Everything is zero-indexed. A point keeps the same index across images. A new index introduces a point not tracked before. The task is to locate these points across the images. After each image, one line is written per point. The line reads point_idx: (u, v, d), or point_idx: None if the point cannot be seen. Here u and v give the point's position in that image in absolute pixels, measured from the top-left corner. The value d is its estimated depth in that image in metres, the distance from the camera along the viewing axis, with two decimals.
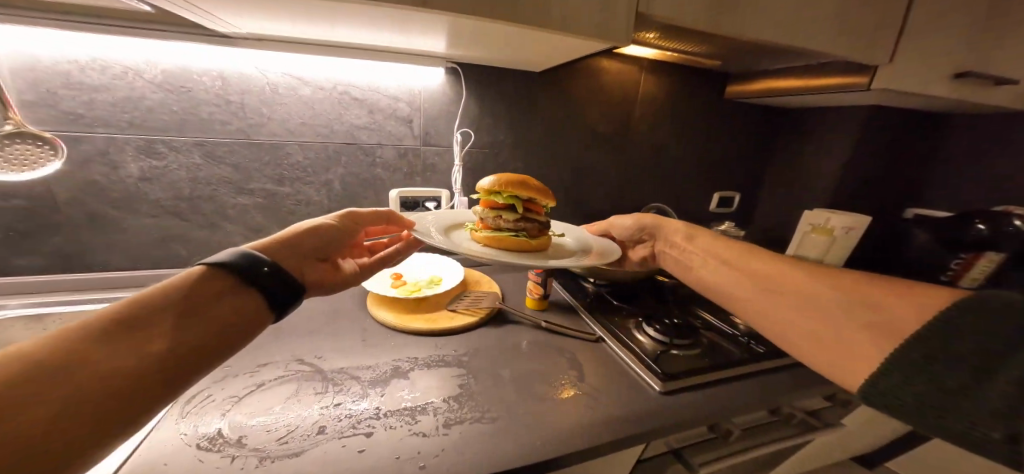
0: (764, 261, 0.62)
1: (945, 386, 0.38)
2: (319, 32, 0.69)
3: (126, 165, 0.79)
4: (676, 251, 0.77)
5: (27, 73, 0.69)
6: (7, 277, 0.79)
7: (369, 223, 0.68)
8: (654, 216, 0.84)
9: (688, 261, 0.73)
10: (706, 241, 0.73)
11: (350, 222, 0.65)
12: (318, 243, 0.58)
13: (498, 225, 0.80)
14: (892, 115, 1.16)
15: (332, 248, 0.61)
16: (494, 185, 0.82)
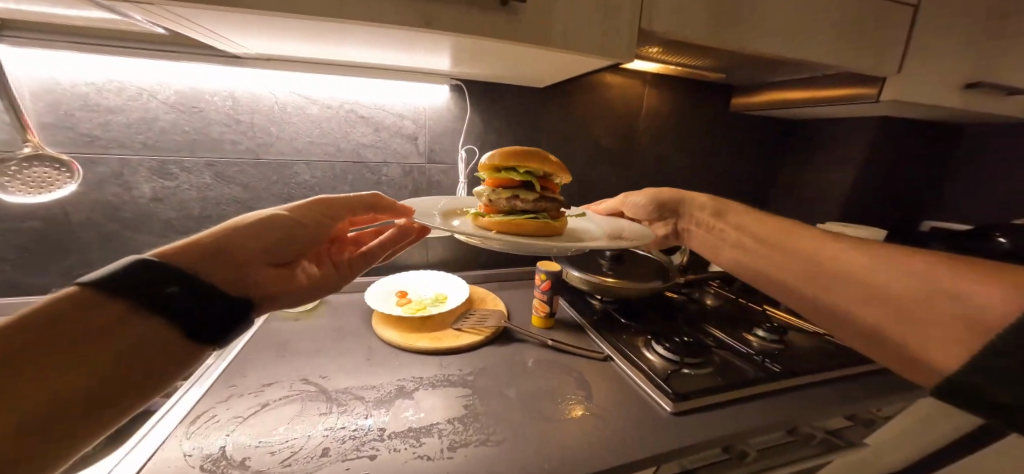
0: (802, 238, 0.60)
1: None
2: (326, 52, 0.70)
3: (139, 186, 0.81)
4: (704, 230, 0.76)
5: (46, 95, 0.71)
6: (20, 297, 0.80)
7: (348, 212, 0.59)
8: (670, 190, 0.80)
9: (721, 242, 0.73)
10: (739, 218, 0.71)
11: (323, 213, 0.56)
12: (274, 243, 0.50)
13: (514, 207, 0.77)
14: (903, 124, 1.14)
15: (295, 245, 0.53)
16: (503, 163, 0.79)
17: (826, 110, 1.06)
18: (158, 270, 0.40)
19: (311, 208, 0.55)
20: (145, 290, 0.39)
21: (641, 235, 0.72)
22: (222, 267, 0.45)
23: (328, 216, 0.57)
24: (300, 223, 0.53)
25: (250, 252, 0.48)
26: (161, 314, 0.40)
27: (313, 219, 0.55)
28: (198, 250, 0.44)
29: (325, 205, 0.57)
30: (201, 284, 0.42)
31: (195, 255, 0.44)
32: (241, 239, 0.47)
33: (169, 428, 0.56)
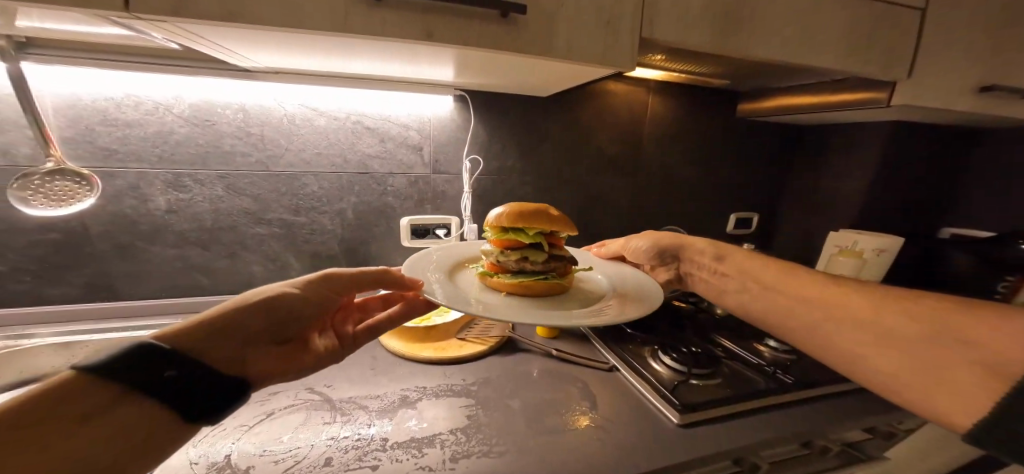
0: (808, 287, 0.59)
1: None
2: (333, 65, 0.72)
3: (154, 198, 0.83)
4: (704, 273, 0.76)
5: (69, 111, 0.75)
6: (39, 307, 0.82)
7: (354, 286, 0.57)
8: (671, 235, 0.81)
9: (722, 285, 0.72)
10: (738, 260, 0.71)
11: (328, 287, 0.55)
12: (273, 325, 0.50)
13: (523, 266, 0.77)
14: (916, 130, 1.12)
15: (294, 326, 0.52)
16: (507, 223, 0.81)
17: (836, 115, 1.05)
18: (154, 351, 0.39)
19: (315, 282, 0.55)
20: (141, 369, 0.38)
21: (649, 291, 0.71)
22: (216, 349, 0.45)
23: (331, 290, 0.56)
24: (302, 300, 0.52)
25: (246, 336, 0.47)
26: (154, 393, 0.39)
27: (316, 296, 0.54)
28: (194, 332, 0.44)
29: (330, 278, 0.56)
30: (198, 366, 0.41)
31: (192, 335, 0.44)
32: (239, 320, 0.47)
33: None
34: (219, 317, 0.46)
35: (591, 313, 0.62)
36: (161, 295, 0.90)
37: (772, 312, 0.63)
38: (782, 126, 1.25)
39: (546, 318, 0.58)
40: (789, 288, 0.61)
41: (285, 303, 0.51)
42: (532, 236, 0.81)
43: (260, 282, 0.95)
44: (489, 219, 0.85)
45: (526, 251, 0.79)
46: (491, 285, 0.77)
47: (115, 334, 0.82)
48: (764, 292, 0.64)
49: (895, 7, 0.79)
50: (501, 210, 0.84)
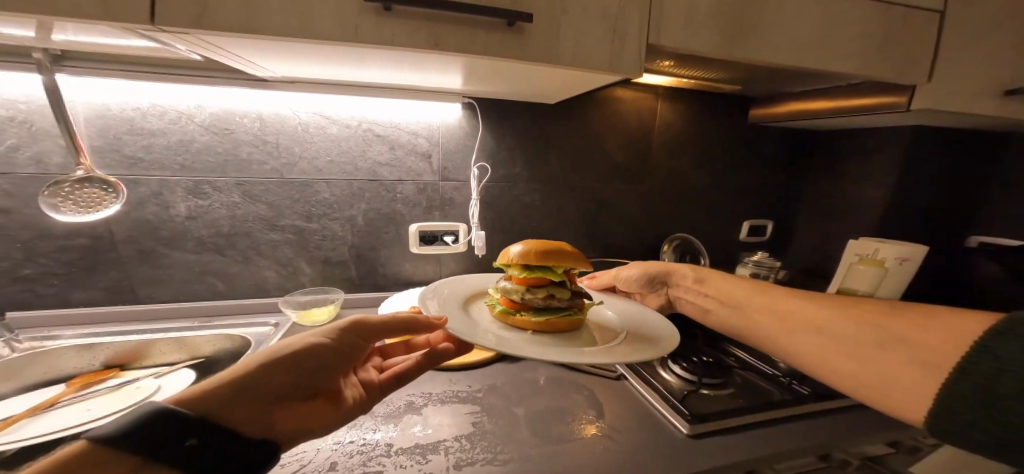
0: (795, 305, 0.63)
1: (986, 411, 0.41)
2: (344, 73, 0.74)
3: (176, 205, 0.86)
4: (691, 296, 0.79)
5: (99, 121, 0.79)
6: (66, 309, 0.86)
7: (377, 334, 0.57)
8: (659, 262, 0.85)
9: (706, 306, 0.75)
10: (719, 282, 0.74)
11: (349, 335, 0.56)
12: (295, 379, 0.51)
13: (549, 304, 0.76)
14: (939, 136, 1.09)
15: (318, 379, 0.53)
16: (527, 259, 0.79)
17: (853, 120, 1.02)
18: (173, 416, 0.42)
19: (336, 332, 0.55)
20: (158, 438, 0.40)
21: (664, 329, 0.71)
22: (230, 407, 0.46)
23: (350, 340, 0.56)
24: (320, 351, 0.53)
25: (268, 392, 0.49)
26: (171, 463, 0.40)
27: (337, 346, 0.55)
28: (214, 389, 0.46)
29: (348, 329, 0.56)
30: (217, 425, 0.44)
31: (218, 394, 0.46)
32: (262, 376, 0.49)
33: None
34: (242, 375, 0.48)
35: (602, 350, 0.63)
36: (178, 299, 0.92)
37: (777, 344, 0.63)
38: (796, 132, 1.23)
39: (561, 354, 0.59)
40: (785, 319, 0.62)
41: (304, 355, 0.52)
42: (556, 272, 0.80)
43: (273, 287, 0.97)
44: (508, 255, 0.83)
45: (552, 288, 0.78)
46: (514, 323, 0.75)
47: (135, 337, 0.84)
48: (763, 321, 0.65)
49: (912, 8, 0.77)
50: (523, 246, 0.82)
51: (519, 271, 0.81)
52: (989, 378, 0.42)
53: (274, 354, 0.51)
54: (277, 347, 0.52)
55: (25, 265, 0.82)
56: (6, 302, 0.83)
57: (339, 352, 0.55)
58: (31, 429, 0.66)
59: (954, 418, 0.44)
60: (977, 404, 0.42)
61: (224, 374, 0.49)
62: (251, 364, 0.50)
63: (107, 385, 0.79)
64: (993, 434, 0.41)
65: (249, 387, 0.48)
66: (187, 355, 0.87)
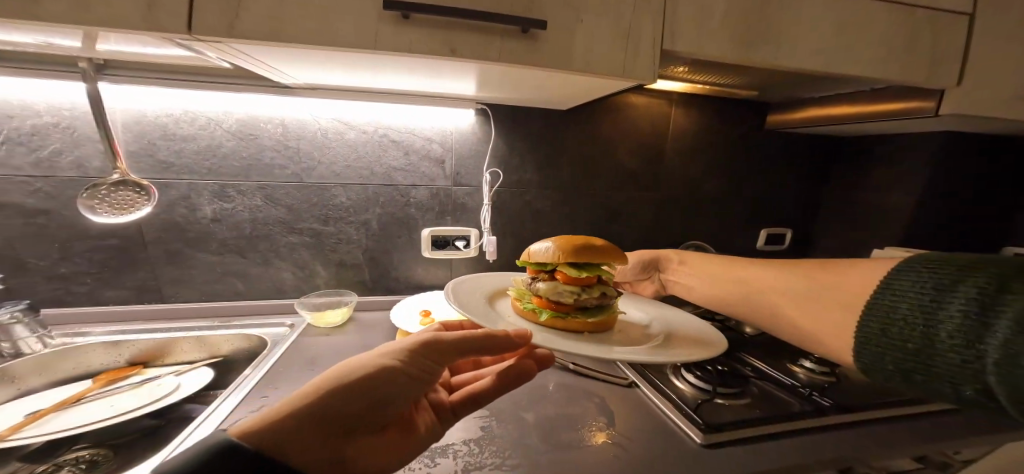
0: (762, 272, 0.70)
1: (906, 347, 0.45)
2: (362, 79, 0.77)
3: (203, 207, 0.90)
4: (678, 275, 0.86)
5: (135, 128, 0.83)
6: (98, 307, 0.90)
7: (449, 353, 0.51)
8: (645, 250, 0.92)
9: (691, 282, 0.82)
10: (698, 261, 0.83)
11: (424, 356, 0.50)
12: (365, 406, 0.45)
13: (601, 304, 0.77)
14: (969, 142, 1.05)
15: (392, 404, 0.46)
16: (573, 258, 0.77)
17: (876, 126, 1.00)
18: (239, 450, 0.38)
19: (409, 352, 0.49)
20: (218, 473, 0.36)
21: (704, 333, 0.73)
22: (302, 445, 0.40)
23: (427, 363, 0.50)
24: (394, 378, 0.47)
25: (338, 420, 0.43)
26: None
27: (413, 371, 0.48)
28: (284, 421, 0.41)
29: (424, 349, 0.50)
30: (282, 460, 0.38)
31: (286, 421, 0.41)
32: (331, 402, 0.43)
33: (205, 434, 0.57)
34: (311, 400, 0.43)
35: (628, 350, 0.63)
36: (200, 299, 0.95)
37: (754, 311, 0.69)
38: (817, 139, 1.20)
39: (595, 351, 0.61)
40: (751, 285, 0.70)
41: (378, 382, 0.46)
42: (599, 269, 0.80)
43: (290, 288, 0.99)
44: (548, 252, 0.79)
45: (600, 287, 0.78)
46: (573, 326, 0.74)
47: (159, 335, 0.87)
48: (735, 292, 0.73)
49: (938, 11, 0.75)
50: (567, 243, 0.79)
51: (561, 270, 0.78)
52: (885, 311, 0.47)
53: (345, 376, 0.45)
54: (346, 367, 0.47)
55: (62, 263, 0.86)
56: (42, 299, 0.87)
57: (416, 378, 0.48)
58: (59, 423, 0.69)
59: (886, 363, 0.47)
60: (898, 342, 0.46)
61: (290, 402, 0.43)
62: (320, 387, 0.44)
63: (129, 382, 0.81)
64: (896, 362, 0.45)
65: (323, 420, 0.42)
66: (207, 354, 0.90)
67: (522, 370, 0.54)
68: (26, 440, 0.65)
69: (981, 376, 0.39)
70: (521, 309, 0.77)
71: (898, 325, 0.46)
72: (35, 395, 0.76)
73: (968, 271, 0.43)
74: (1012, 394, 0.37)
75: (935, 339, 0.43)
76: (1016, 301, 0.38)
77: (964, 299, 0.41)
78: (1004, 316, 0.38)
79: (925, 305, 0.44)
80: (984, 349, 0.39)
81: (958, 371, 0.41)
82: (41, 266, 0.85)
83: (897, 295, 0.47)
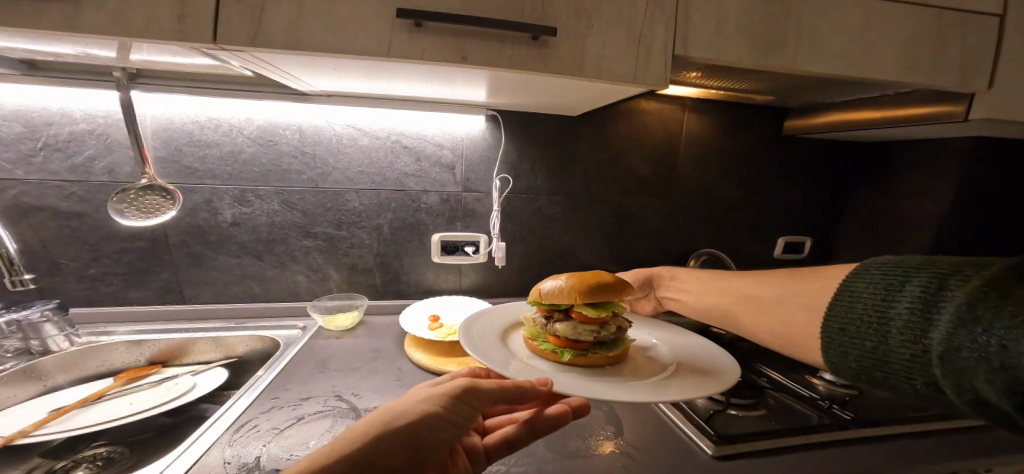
0: (750, 286, 0.70)
1: (865, 345, 0.47)
2: (376, 86, 0.79)
3: (223, 211, 0.93)
4: (674, 293, 0.85)
5: (163, 135, 0.88)
6: (122, 307, 0.94)
7: (488, 401, 0.49)
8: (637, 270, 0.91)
9: (686, 299, 0.82)
10: (688, 277, 0.83)
11: (464, 403, 0.48)
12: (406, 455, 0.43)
13: (618, 338, 0.76)
14: (1001, 147, 1.00)
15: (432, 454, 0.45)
16: (589, 299, 0.75)
17: (900, 131, 0.97)
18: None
19: (450, 399, 0.48)
20: None
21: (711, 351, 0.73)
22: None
23: (468, 407, 0.48)
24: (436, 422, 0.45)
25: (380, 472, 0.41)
26: None
27: (455, 416, 0.47)
28: (329, 469, 0.39)
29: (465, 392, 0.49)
30: None
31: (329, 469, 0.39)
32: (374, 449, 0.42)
33: (216, 433, 0.58)
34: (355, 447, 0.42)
35: (642, 386, 0.61)
36: (216, 301, 0.98)
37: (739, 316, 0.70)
38: (836, 145, 1.17)
39: (608, 393, 0.58)
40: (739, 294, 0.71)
41: (418, 429, 0.44)
42: (613, 305, 0.78)
43: (304, 291, 1.01)
44: (560, 291, 0.77)
45: (614, 321, 0.77)
46: (596, 364, 0.72)
47: (178, 335, 0.90)
48: (721, 302, 0.74)
49: (965, 13, 0.73)
50: (580, 283, 0.77)
51: (577, 309, 0.76)
52: (844, 311, 0.50)
53: (389, 423, 0.44)
54: (389, 411, 0.46)
55: (92, 264, 0.90)
56: (71, 298, 0.91)
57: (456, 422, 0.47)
58: (80, 420, 0.71)
59: (851, 362, 0.48)
60: (860, 343, 0.47)
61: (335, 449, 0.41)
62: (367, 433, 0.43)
63: (149, 380, 0.84)
64: (858, 359, 0.47)
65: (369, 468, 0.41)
66: (222, 355, 0.92)
67: (556, 415, 0.52)
68: (46, 436, 0.67)
69: (929, 369, 0.41)
70: (540, 350, 0.74)
71: (857, 326, 0.48)
72: (58, 393, 0.79)
73: (914, 272, 0.45)
74: (955, 385, 0.39)
75: (889, 335, 0.45)
76: (952, 297, 0.40)
77: (911, 298, 0.44)
78: (945, 312, 0.41)
79: (878, 304, 0.47)
80: (928, 342, 0.41)
81: (910, 365, 0.43)
82: (72, 267, 0.89)
83: (854, 296, 0.49)
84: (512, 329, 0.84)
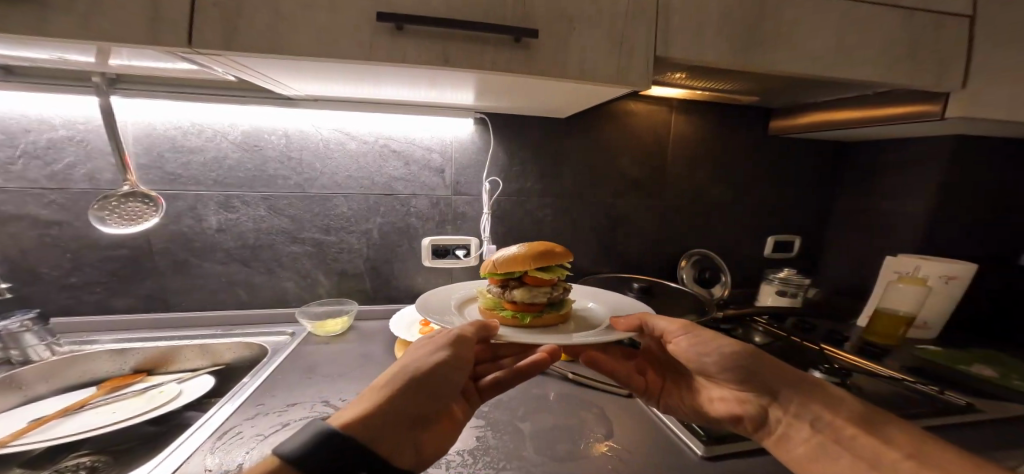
0: (780, 374, 0.58)
1: None
2: (363, 90, 0.78)
3: (208, 217, 0.92)
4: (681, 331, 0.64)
5: (146, 141, 0.86)
6: (104, 316, 0.92)
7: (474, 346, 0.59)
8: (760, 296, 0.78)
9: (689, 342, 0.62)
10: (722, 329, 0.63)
11: (458, 350, 0.57)
12: (423, 398, 0.52)
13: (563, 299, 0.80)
14: (983, 146, 1.02)
15: (442, 393, 0.54)
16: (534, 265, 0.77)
17: (884, 130, 0.98)
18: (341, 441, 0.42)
19: (447, 349, 0.57)
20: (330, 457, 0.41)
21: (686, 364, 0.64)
22: (386, 440, 0.46)
23: (463, 354, 0.57)
24: (441, 369, 0.54)
25: (407, 412, 0.50)
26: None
27: (456, 362, 0.56)
28: (367, 417, 0.47)
29: (457, 341, 0.58)
30: (374, 449, 0.44)
31: (364, 417, 0.46)
32: (397, 396, 0.50)
33: (198, 441, 0.57)
34: (381, 398, 0.49)
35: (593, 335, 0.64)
36: (203, 308, 0.97)
37: (755, 392, 0.59)
38: (822, 145, 1.18)
39: (557, 339, 0.62)
40: (775, 378, 0.58)
41: (429, 377, 0.53)
42: (556, 270, 0.81)
43: (292, 297, 1.00)
44: (509, 258, 0.78)
45: (562, 282, 0.81)
46: (545, 324, 0.76)
47: (163, 342, 0.88)
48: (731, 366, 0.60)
49: (940, 13, 0.74)
50: (525, 252, 0.79)
51: (529, 274, 0.79)
52: None
53: (403, 375, 0.52)
54: (400, 367, 0.53)
55: (74, 273, 0.88)
56: (53, 307, 0.89)
57: (457, 368, 0.56)
58: (62, 429, 0.70)
59: None
60: None
61: (365, 404, 0.48)
62: (387, 387, 0.50)
63: (132, 389, 0.82)
64: None
65: (396, 416, 0.48)
66: (209, 362, 0.90)
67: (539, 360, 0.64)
68: (26, 446, 0.66)
69: None
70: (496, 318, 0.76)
71: None
72: (37, 404, 0.77)
73: None
74: None
75: None
76: None
77: None
78: None
79: None
80: None
81: None
82: (54, 276, 0.88)
83: None
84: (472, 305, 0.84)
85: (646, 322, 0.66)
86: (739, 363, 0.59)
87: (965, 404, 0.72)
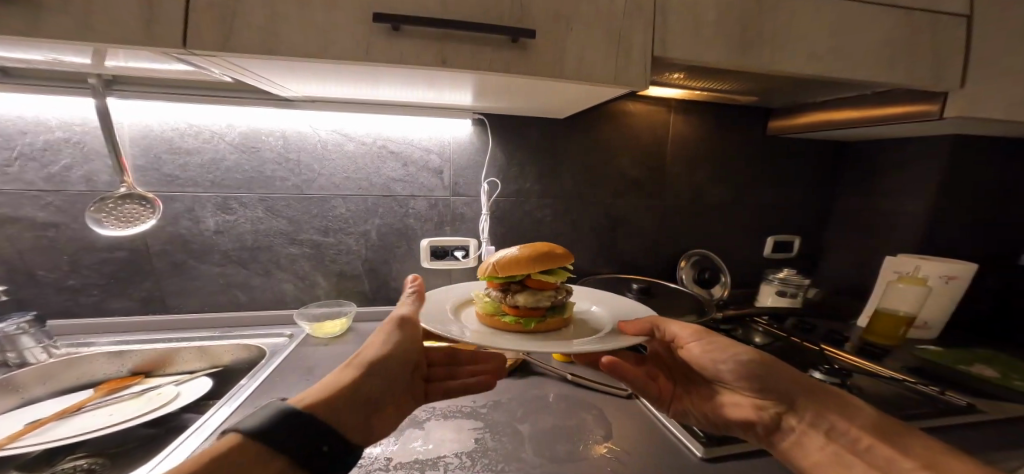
0: (794, 383, 0.58)
1: None
2: (361, 91, 0.78)
3: (206, 219, 0.92)
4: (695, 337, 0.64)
5: (142, 142, 0.86)
6: (102, 318, 0.91)
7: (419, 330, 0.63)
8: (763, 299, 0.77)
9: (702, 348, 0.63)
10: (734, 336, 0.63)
11: (403, 334, 0.60)
12: (376, 379, 0.55)
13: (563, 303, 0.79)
14: (982, 145, 1.01)
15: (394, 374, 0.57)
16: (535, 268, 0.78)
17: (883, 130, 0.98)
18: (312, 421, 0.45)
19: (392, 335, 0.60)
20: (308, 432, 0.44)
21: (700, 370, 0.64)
22: (337, 416, 0.49)
23: (407, 337, 0.61)
24: (391, 352, 0.58)
25: (359, 392, 0.52)
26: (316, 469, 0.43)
27: (402, 345, 0.59)
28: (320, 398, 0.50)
29: (401, 326, 0.61)
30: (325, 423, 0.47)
31: (319, 399, 0.49)
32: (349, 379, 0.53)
33: (195, 443, 0.56)
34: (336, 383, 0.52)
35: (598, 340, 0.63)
36: (201, 310, 0.96)
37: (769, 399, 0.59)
38: (822, 145, 1.18)
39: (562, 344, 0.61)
40: (789, 386, 0.58)
41: (380, 360, 0.56)
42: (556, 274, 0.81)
43: (290, 298, 1.00)
44: (510, 260, 0.78)
45: (563, 286, 0.82)
46: (548, 327, 0.74)
47: (161, 345, 0.88)
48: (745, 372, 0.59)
49: (939, 12, 0.74)
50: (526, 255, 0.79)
51: (531, 277, 0.79)
52: None
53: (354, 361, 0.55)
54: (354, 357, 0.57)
55: (71, 275, 0.88)
56: (51, 310, 0.88)
57: (405, 349, 0.59)
58: (58, 432, 0.70)
59: None
60: None
61: (330, 387, 0.51)
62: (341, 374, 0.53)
63: (130, 391, 0.82)
64: None
65: (356, 398, 0.52)
66: (208, 364, 0.90)
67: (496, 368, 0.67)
68: (23, 448, 0.65)
69: None
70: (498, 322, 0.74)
71: None
72: (33, 407, 0.77)
73: None
74: None
75: None
76: None
77: None
78: None
79: None
80: None
81: None
82: (51, 278, 0.87)
83: None
84: (467, 306, 0.84)
85: (659, 326, 0.66)
86: (754, 371, 0.59)
87: (966, 405, 0.71)
